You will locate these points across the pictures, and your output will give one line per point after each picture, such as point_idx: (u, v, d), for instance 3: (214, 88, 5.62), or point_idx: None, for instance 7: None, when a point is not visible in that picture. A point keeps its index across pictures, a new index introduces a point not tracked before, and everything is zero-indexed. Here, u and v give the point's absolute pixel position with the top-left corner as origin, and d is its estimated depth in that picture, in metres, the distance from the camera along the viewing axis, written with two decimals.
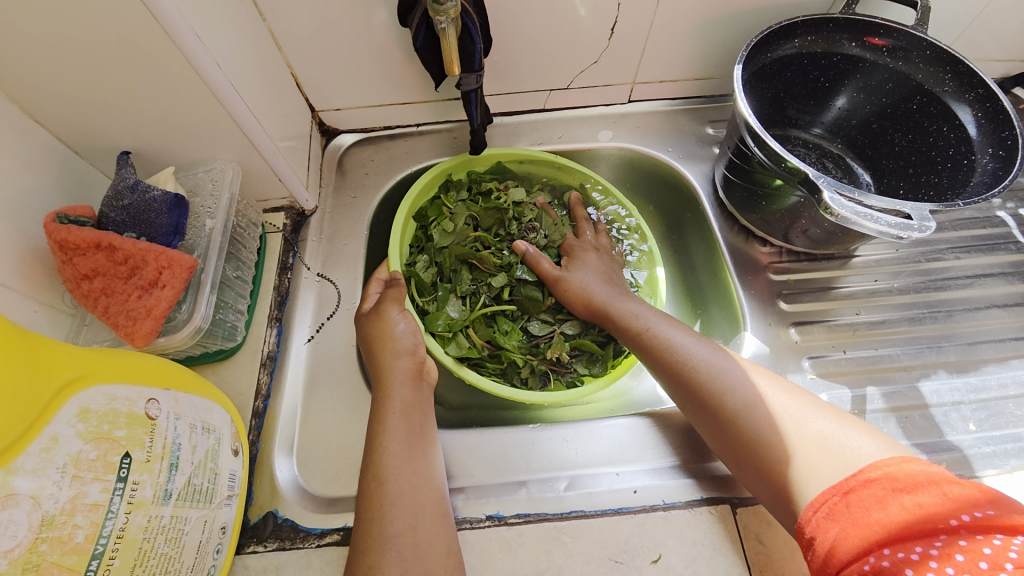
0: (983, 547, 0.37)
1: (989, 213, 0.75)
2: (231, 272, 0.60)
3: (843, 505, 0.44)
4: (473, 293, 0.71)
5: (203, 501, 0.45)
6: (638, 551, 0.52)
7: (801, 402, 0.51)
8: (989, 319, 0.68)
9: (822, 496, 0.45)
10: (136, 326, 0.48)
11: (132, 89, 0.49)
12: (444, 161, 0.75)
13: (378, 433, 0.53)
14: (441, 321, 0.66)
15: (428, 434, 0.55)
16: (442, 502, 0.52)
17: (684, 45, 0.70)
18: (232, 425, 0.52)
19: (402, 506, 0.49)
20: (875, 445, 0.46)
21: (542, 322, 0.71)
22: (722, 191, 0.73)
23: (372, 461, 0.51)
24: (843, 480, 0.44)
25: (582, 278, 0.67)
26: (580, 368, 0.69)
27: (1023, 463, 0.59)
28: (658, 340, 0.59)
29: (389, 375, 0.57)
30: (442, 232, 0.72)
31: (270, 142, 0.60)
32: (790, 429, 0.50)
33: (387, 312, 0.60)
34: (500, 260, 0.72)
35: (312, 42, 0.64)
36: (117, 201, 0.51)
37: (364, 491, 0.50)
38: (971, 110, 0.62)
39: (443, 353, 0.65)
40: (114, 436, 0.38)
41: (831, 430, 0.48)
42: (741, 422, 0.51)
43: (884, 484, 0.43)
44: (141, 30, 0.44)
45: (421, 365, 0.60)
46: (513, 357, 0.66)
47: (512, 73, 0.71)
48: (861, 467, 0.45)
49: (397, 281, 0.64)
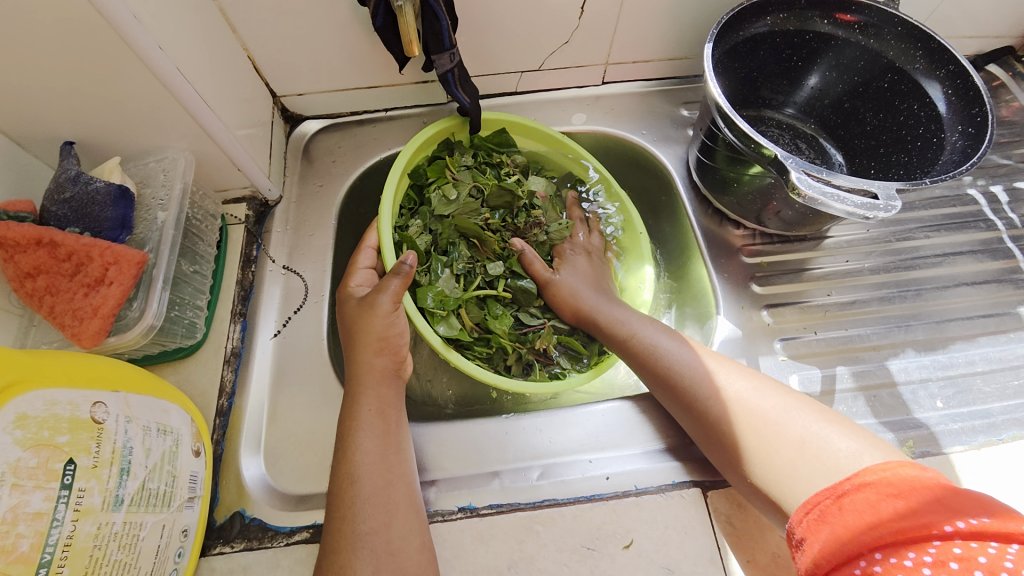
0: (978, 555, 0.36)
1: (959, 191, 0.75)
2: (187, 267, 0.57)
3: (835, 507, 0.42)
4: (468, 272, 0.69)
5: (161, 505, 0.44)
6: (610, 539, 0.52)
7: (788, 403, 0.51)
8: (958, 296, 0.69)
9: (815, 497, 0.44)
10: (82, 326, 0.46)
11: (66, 74, 0.46)
12: (445, 120, 0.70)
13: (350, 432, 0.51)
14: (431, 298, 0.63)
15: (403, 432, 0.54)
16: (413, 497, 0.51)
17: (656, 24, 0.68)
18: (193, 425, 0.50)
19: (374, 502, 0.48)
20: (858, 444, 0.46)
21: (533, 314, 0.70)
22: (695, 173, 0.72)
23: (343, 459, 0.50)
24: (837, 484, 0.43)
25: (573, 281, 0.67)
26: (565, 364, 0.67)
27: (989, 438, 0.60)
28: (644, 346, 0.59)
29: (366, 375, 0.55)
30: (443, 199, 0.68)
31: (226, 130, 0.57)
32: (775, 430, 0.49)
33: (378, 302, 0.56)
34: (501, 248, 0.70)
35: (267, 23, 0.61)
36: (58, 194, 0.48)
37: (334, 488, 0.49)
38: (941, 87, 0.62)
39: (433, 333, 0.62)
40: (56, 443, 0.36)
41: (816, 433, 0.48)
42: (727, 426, 0.51)
43: (879, 489, 0.41)
44: (72, 11, 0.41)
45: (401, 363, 0.58)
46: (502, 343, 0.65)
47: (480, 55, 0.69)
48: (850, 475, 0.44)
49: (403, 272, 0.57)
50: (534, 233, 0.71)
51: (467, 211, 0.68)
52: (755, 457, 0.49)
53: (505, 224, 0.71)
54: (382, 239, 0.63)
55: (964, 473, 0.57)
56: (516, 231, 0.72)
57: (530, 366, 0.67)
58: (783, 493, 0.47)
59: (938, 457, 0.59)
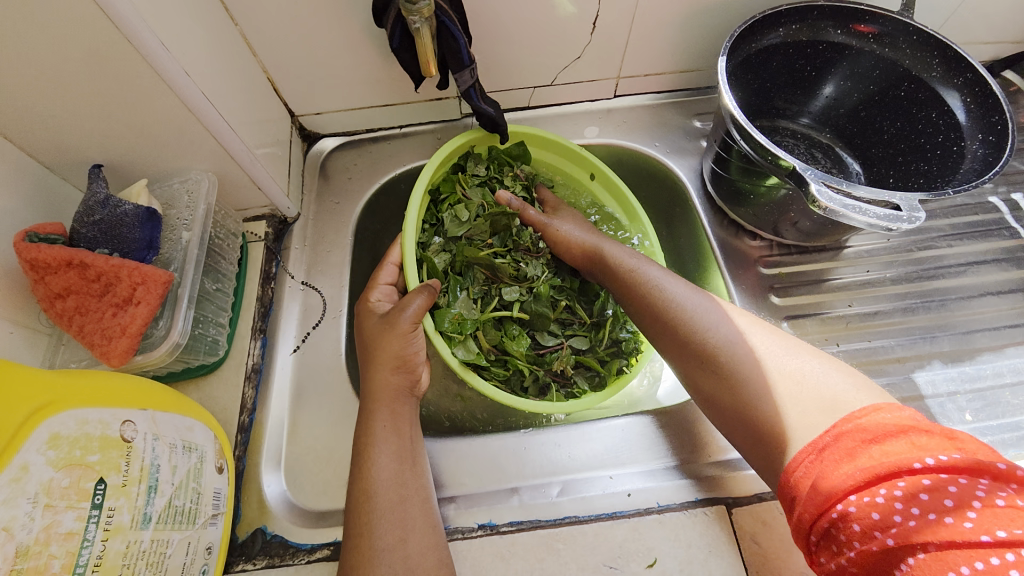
0: (948, 485, 0.35)
1: (981, 199, 0.74)
2: (210, 285, 0.59)
3: (818, 461, 0.41)
4: (484, 293, 0.67)
5: (186, 523, 0.44)
6: (633, 557, 0.51)
7: (786, 344, 0.49)
8: (984, 306, 0.67)
9: (798, 455, 0.42)
10: (111, 345, 0.47)
11: (97, 100, 0.47)
12: (462, 137, 0.70)
13: (365, 449, 0.51)
14: (448, 320, 0.62)
15: (417, 448, 0.54)
16: (430, 514, 0.51)
17: (667, 38, 0.69)
18: (216, 442, 0.51)
19: (391, 518, 0.48)
20: (851, 382, 0.45)
21: (549, 333, 0.66)
22: (710, 185, 0.72)
23: (360, 474, 0.50)
24: (818, 437, 0.42)
25: (566, 224, 0.65)
26: (583, 384, 0.64)
27: (1020, 453, 0.58)
28: (639, 287, 0.56)
29: (380, 391, 0.54)
30: (455, 219, 0.67)
31: (247, 150, 0.59)
32: (767, 368, 0.48)
33: (398, 320, 0.56)
34: (515, 271, 0.66)
35: (286, 45, 0.62)
36: (88, 216, 0.49)
37: (351, 504, 0.49)
38: (960, 95, 0.61)
39: (450, 354, 0.60)
40: (87, 462, 0.37)
41: (810, 371, 0.46)
42: (722, 364, 0.49)
43: (855, 436, 0.40)
44: (103, 39, 0.43)
45: (416, 380, 0.58)
46: (519, 365, 0.63)
47: (494, 72, 0.70)
48: (844, 416, 0.41)
49: (432, 288, 0.59)
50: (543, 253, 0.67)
51: (475, 233, 0.67)
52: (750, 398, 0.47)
53: (510, 247, 0.67)
54: (405, 254, 0.62)
55: None
56: None
57: (547, 387, 0.65)
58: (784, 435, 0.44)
59: None
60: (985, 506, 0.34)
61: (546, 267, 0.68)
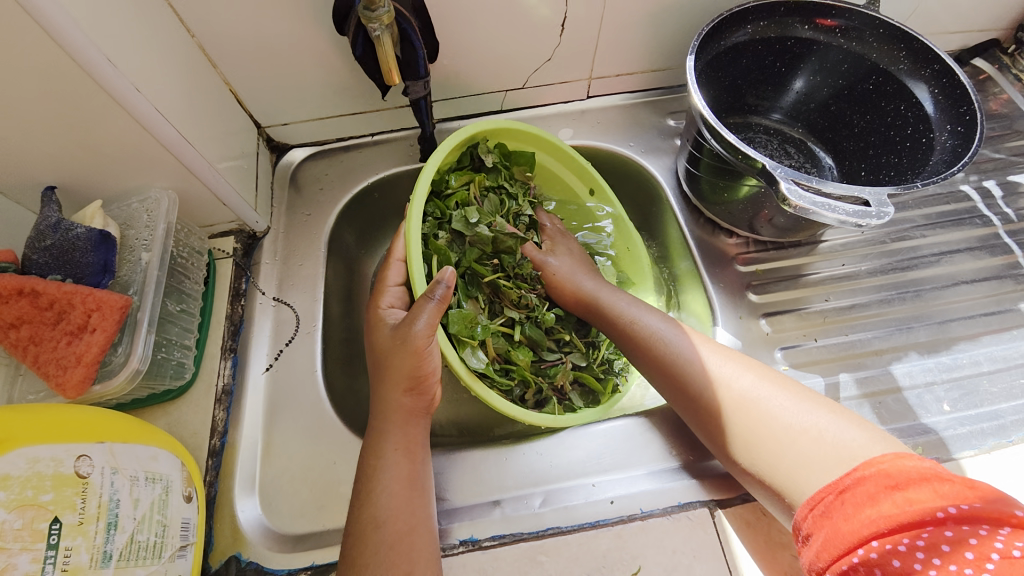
0: (970, 538, 0.36)
1: (952, 188, 0.75)
2: (173, 306, 0.57)
3: (837, 503, 0.42)
4: (489, 304, 0.67)
5: (152, 557, 0.43)
6: (617, 566, 0.50)
7: (798, 396, 0.50)
8: (958, 295, 0.68)
9: (818, 493, 0.43)
10: (66, 375, 0.45)
11: (44, 121, 0.45)
12: (485, 124, 0.66)
13: (373, 471, 0.50)
14: (459, 321, 0.60)
15: (426, 470, 0.53)
16: (433, 545, 0.49)
17: (636, 37, 0.68)
18: (183, 469, 0.49)
19: (394, 553, 0.46)
20: (866, 436, 0.45)
21: (549, 349, 0.67)
22: (685, 183, 0.71)
23: (366, 502, 0.49)
24: (838, 479, 0.43)
25: (568, 264, 0.66)
26: (578, 401, 0.64)
27: (1000, 442, 0.59)
28: (645, 335, 0.58)
29: (396, 415, 0.54)
30: (466, 221, 0.65)
31: (208, 166, 0.57)
32: (785, 418, 0.48)
33: (414, 334, 0.54)
34: (520, 298, 0.67)
35: (247, 56, 0.60)
36: (39, 241, 0.47)
37: (355, 531, 0.48)
38: (928, 87, 0.61)
39: (460, 360, 0.58)
40: (40, 502, 0.36)
41: (825, 423, 0.47)
42: (736, 417, 0.50)
43: (877, 481, 0.41)
44: (47, 60, 0.41)
45: (431, 399, 0.57)
46: (526, 375, 0.62)
47: (462, 77, 0.69)
48: (865, 461, 0.43)
49: (445, 290, 0.54)
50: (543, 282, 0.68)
51: (483, 245, 0.66)
52: (768, 444, 0.48)
53: (511, 273, 0.68)
54: (410, 250, 0.58)
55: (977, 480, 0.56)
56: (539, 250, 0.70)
57: (545, 400, 0.64)
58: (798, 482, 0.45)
59: (949, 463, 0.57)
60: (1004, 559, 0.34)
61: (541, 298, 0.69)
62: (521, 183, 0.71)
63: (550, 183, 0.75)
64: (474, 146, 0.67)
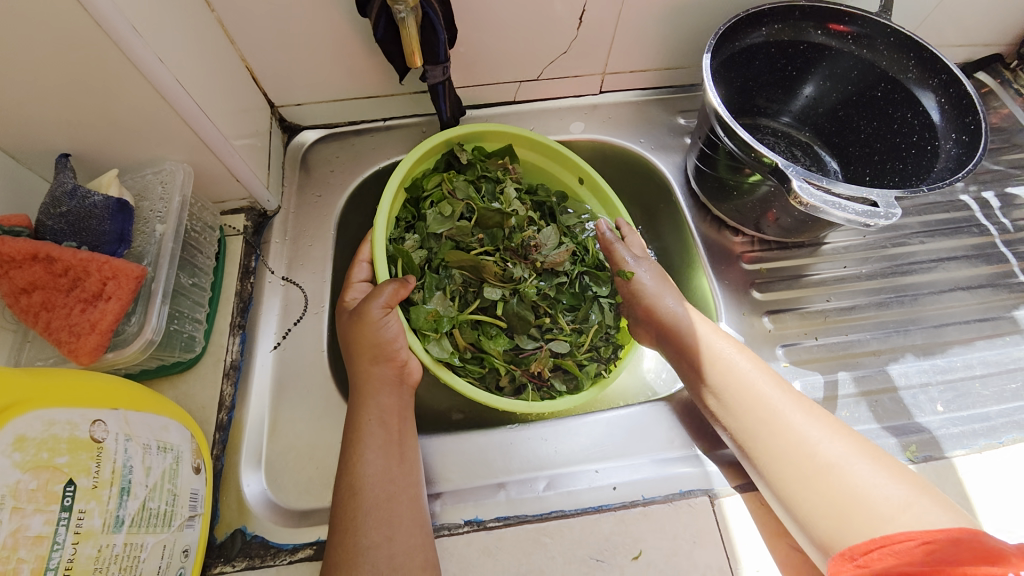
0: None
1: (952, 197, 0.76)
2: (185, 279, 0.57)
3: (918, 550, 0.42)
4: (462, 295, 0.65)
5: (162, 525, 0.43)
6: (619, 550, 0.52)
7: (870, 460, 0.49)
8: (954, 301, 0.70)
9: (897, 535, 0.44)
10: (80, 342, 0.45)
11: (66, 87, 0.45)
12: (457, 128, 0.67)
13: (354, 444, 0.51)
14: (423, 315, 0.60)
15: (409, 440, 0.54)
16: (422, 514, 0.50)
17: (653, 34, 0.69)
18: (193, 441, 0.49)
19: (376, 515, 0.48)
20: (949, 515, 0.45)
21: (529, 337, 0.65)
22: (694, 181, 0.72)
23: (348, 470, 0.50)
24: (927, 532, 0.43)
25: (653, 278, 0.63)
26: (559, 387, 0.63)
27: (990, 442, 0.60)
28: (726, 372, 0.56)
29: (368, 384, 0.54)
30: (439, 216, 0.65)
31: (225, 141, 0.57)
32: (857, 484, 0.48)
33: (369, 311, 0.54)
34: (501, 271, 0.64)
35: (266, 34, 0.60)
36: (54, 207, 0.47)
37: (340, 503, 0.48)
38: (935, 97, 0.63)
39: (424, 351, 0.59)
40: (55, 464, 0.36)
41: (902, 496, 0.47)
42: (806, 469, 0.50)
43: (971, 548, 0.41)
44: (73, 26, 0.41)
45: (403, 368, 0.57)
46: (495, 364, 0.61)
47: (478, 65, 0.69)
48: (968, 534, 0.42)
49: (405, 283, 0.56)
50: (532, 255, 0.65)
51: (458, 234, 0.64)
52: (834, 512, 0.47)
53: (499, 246, 0.65)
54: (375, 253, 0.60)
55: (966, 478, 0.58)
56: (515, 252, 0.65)
57: (522, 387, 0.64)
58: (833, 524, 0.47)
59: (941, 461, 0.59)
60: None
61: (531, 270, 0.65)
62: (499, 170, 0.69)
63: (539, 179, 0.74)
64: (448, 149, 0.68)
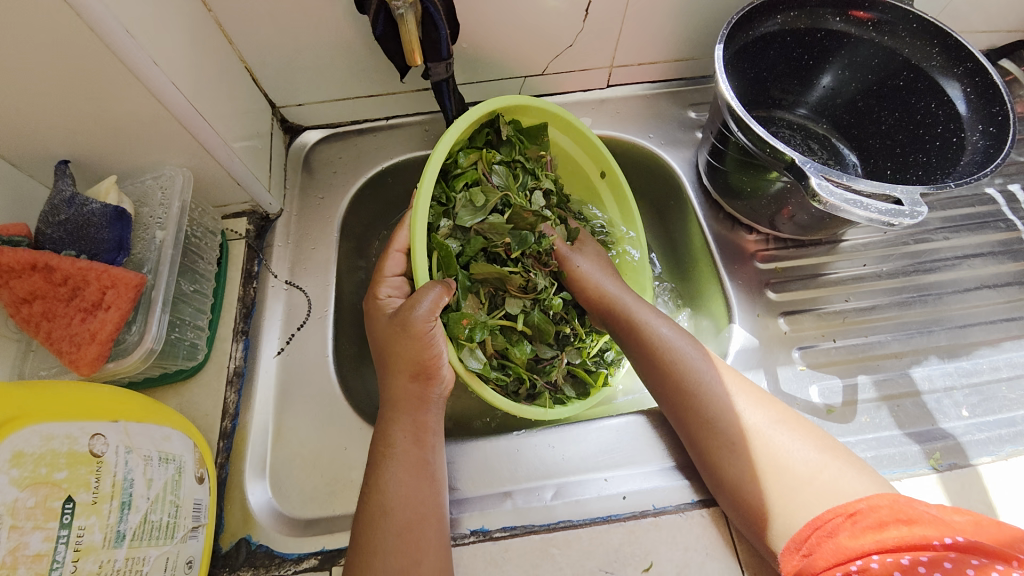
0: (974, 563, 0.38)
1: (977, 191, 0.73)
2: (187, 286, 0.56)
3: (846, 523, 0.44)
4: (490, 297, 0.64)
5: (165, 538, 0.43)
6: (629, 561, 0.50)
7: (801, 438, 0.49)
8: (980, 300, 0.67)
9: (827, 514, 0.45)
10: (80, 352, 0.45)
11: (62, 94, 0.44)
12: (505, 99, 0.62)
13: (382, 461, 0.50)
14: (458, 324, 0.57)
15: (439, 458, 0.52)
16: (443, 532, 0.48)
17: (662, 26, 0.66)
18: (195, 450, 0.49)
19: (399, 538, 0.46)
20: (873, 488, 0.45)
21: (548, 345, 0.64)
22: (705, 176, 0.70)
23: (375, 489, 0.48)
24: (849, 502, 0.44)
25: (591, 265, 0.63)
26: (571, 393, 0.64)
27: (1017, 449, 0.58)
28: (665, 355, 0.55)
29: (399, 402, 0.53)
30: (471, 205, 0.60)
31: (223, 144, 0.56)
32: (785, 463, 0.48)
33: (413, 320, 0.53)
34: (526, 282, 0.62)
35: (264, 34, 0.59)
36: (53, 216, 0.47)
37: (363, 521, 0.47)
38: (960, 85, 0.60)
39: (458, 360, 0.57)
40: (54, 480, 0.35)
41: (828, 471, 0.47)
42: (743, 451, 0.49)
43: (891, 511, 0.43)
44: (65, 31, 0.40)
45: (442, 383, 0.55)
46: (520, 374, 0.61)
47: (481, 61, 0.67)
48: (881, 492, 0.45)
49: (448, 285, 0.56)
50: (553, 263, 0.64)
51: (490, 231, 0.61)
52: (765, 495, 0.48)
53: (526, 251, 0.61)
54: (415, 238, 0.56)
55: (992, 486, 0.55)
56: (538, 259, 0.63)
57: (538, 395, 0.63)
58: (755, 495, 0.48)
59: (966, 468, 0.57)
60: None
61: (550, 277, 0.65)
62: (535, 160, 0.67)
63: (567, 164, 0.72)
64: (491, 122, 0.63)
